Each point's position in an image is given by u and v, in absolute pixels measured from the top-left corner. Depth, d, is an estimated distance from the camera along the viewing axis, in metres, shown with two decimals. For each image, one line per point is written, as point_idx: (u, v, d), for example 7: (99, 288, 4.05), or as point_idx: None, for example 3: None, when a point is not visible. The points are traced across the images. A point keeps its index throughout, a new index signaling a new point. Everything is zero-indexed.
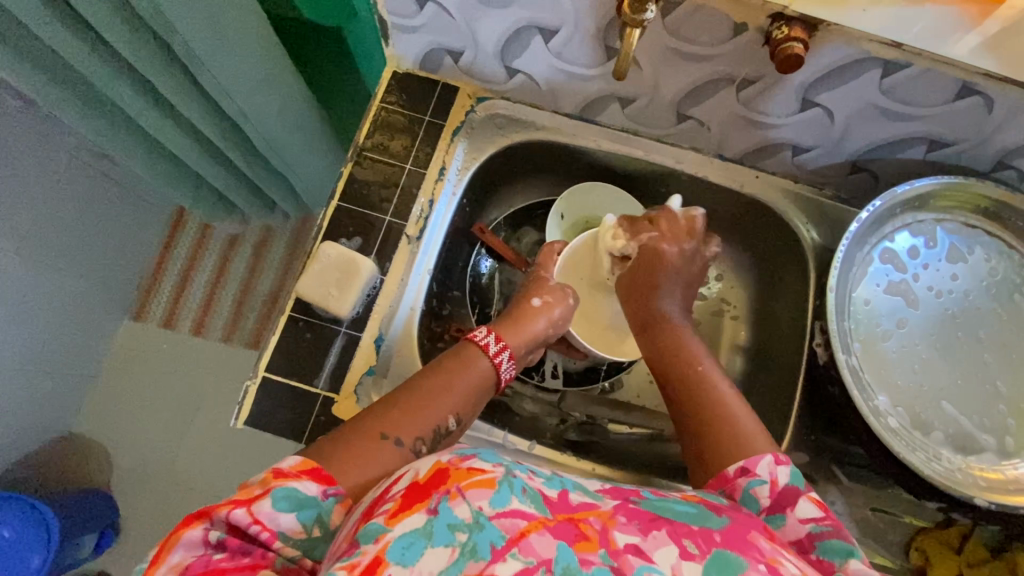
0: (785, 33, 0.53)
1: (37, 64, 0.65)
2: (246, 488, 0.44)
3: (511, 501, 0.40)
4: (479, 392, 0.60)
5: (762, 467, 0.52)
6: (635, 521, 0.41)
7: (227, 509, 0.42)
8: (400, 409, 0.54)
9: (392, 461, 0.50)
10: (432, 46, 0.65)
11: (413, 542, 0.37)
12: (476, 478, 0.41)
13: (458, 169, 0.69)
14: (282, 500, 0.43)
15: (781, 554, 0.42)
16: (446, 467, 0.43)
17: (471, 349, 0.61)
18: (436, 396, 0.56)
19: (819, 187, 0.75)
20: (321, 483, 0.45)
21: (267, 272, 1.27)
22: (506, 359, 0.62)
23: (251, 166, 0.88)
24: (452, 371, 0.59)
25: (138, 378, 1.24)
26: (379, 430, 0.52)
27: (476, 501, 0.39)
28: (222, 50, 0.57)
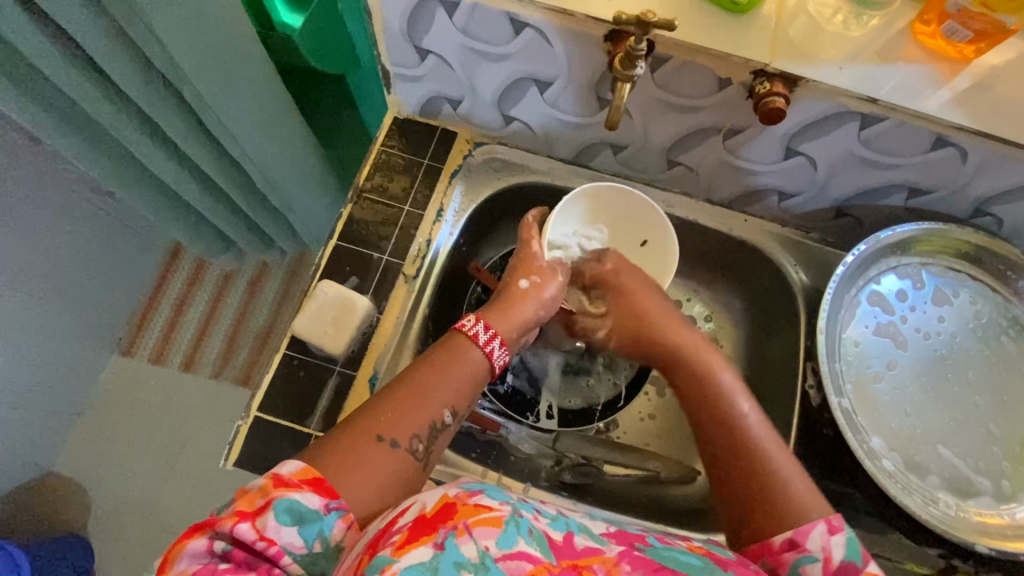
0: (767, 88, 0.58)
1: (128, 118, 0.78)
2: (248, 498, 0.44)
3: (517, 543, 0.40)
4: (474, 380, 0.59)
5: (814, 539, 0.48)
6: (641, 570, 0.41)
7: (231, 521, 0.43)
8: (392, 409, 0.54)
9: (387, 458, 0.51)
10: (433, 94, 0.75)
11: None
12: (484, 516, 0.41)
13: (455, 211, 0.78)
14: (284, 513, 0.43)
15: None
16: (453, 502, 0.42)
17: (466, 342, 0.60)
18: (426, 391, 0.56)
19: (805, 231, 0.79)
20: (322, 496, 0.46)
21: (261, 305, 1.53)
22: (497, 347, 0.61)
23: (253, 205, 1.05)
24: (445, 365, 0.58)
25: (134, 409, 1.47)
26: (374, 432, 0.52)
27: (482, 540, 0.39)
28: (224, 95, 0.72)
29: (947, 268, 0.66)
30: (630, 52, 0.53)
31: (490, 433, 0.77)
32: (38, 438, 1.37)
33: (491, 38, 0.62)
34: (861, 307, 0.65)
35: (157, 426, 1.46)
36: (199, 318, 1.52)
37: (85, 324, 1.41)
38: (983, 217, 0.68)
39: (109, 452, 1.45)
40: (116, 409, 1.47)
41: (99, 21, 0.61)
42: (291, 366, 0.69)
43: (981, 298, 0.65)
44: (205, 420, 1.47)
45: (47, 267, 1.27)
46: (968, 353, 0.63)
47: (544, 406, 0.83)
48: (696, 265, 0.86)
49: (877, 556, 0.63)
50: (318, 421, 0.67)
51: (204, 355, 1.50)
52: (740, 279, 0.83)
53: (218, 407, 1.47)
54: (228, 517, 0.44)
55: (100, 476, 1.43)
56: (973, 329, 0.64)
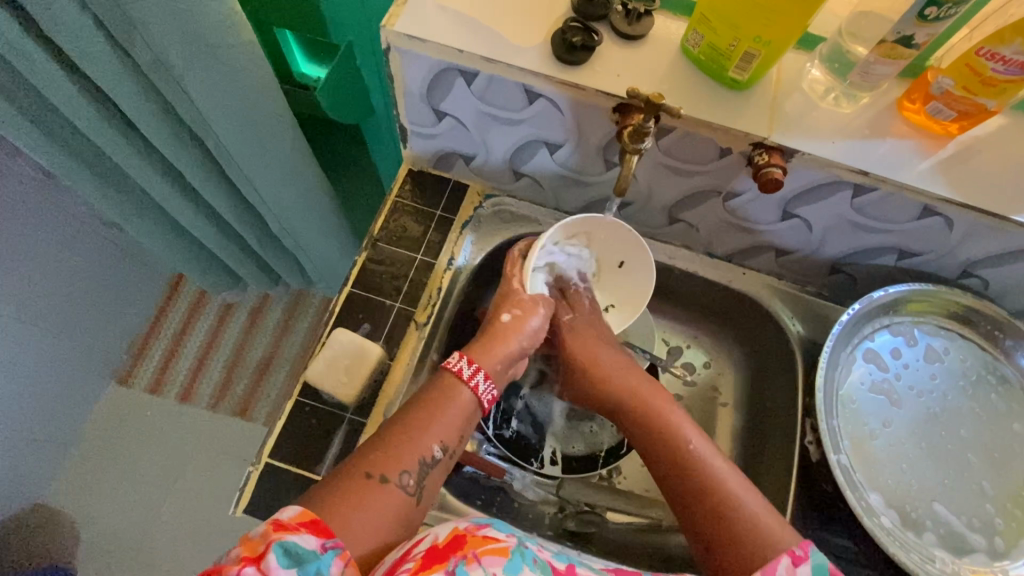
0: (766, 159, 0.61)
1: (153, 167, 0.81)
2: (250, 544, 0.48)
3: (523, 570, 0.48)
4: (464, 419, 0.63)
5: (779, 574, 0.53)
6: None
7: (237, 567, 0.46)
8: (385, 447, 0.58)
9: (382, 496, 0.55)
10: (448, 151, 0.79)
11: None
12: (492, 546, 0.49)
13: (465, 259, 0.81)
14: (283, 554, 0.47)
15: None
16: (463, 534, 0.50)
17: (452, 380, 0.64)
18: (417, 432, 0.59)
19: (801, 285, 0.82)
20: (319, 536, 0.49)
21: (261, 337, 1.55)
22: (482, 380, 0.64)
23: (264, 245, 1.07)
24: (436, 403, 0.62)
25: (129, 439, 1.47)
26: (364, 470, 0.56)
27: (490, 567, 0.47)
28: (247, 148, 0.76)
29: (937, 327, 0.69)
30: (639, 129, 0.56)
31: (494, 479, 0.79)
32: (31, 469, 1.37)
33: (506, 105, 0.67)
34: (857, 364, 0.67)
35: (153, 458, 1.45)
36: (199, 349, 1.54)
37: (84, 354, 1.41)
38: (970, 278, 0.71)
39: (101, 484, 1.43)
40: (111, 440, 1.46)
41: (134, 80, 0.65)
42: (303, 413, 0.70)
43: (969, 356, 0.68)
44: (202, 452, 1.46)
45: (53, 296, 1.29)
46: (959, 410, 0.66)
47: (548, 452, 0.84)
48: (696, 314, 0.88)
49: None
50: (328, 469, 0.68)
51: (203, 387, 1.50)
52: (741, 329, 0.85)
53: (215, 439, 1.47)
54: (235, 563, 0.47)
55: (91, 509, 1.41)
56: (963, 387, 0.67)
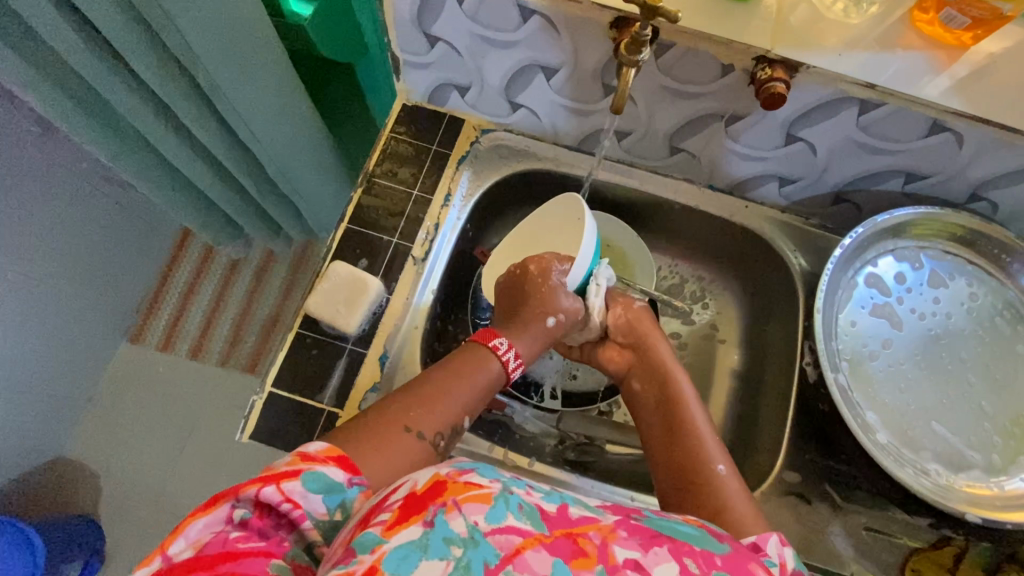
0: (768, 73, 0.59)
1: (145, 106, 0.79)
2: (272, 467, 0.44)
3: (507, 518, 0.39)
4: (491, 393, 0.62)
5: (772, 547, 0.47)
6: (636, 535, 0.40)
7: (254, 487, 0.43)
8: (419, 403, 0.56)
9: (413, 450, 0.53)
10: (442, 81, 0.77)
11: (409, 554, 0.37)
12: (473, 492, 0.40)
13: (462, 195, 0.80)
14: (311, 481, 0.44)
15: None
16: (443, 480, 0.42)
17: (485, 353, 0.63)
18: (449, 395, 0.58)
19: (805, 217, 0.81)
20: (347, 471, 0.47)
21: (267, 294, 1.56)
22: (511, 356, 0.63)
23: (262, 191, 1.05)
24: (466, 371, 0.60)
25: (143, 394, 1.51)
26: (402, 424, 0.54)
27: (471, 515, 0.39)
28: (236, 81, 0.74)
29: (943, 251, 0.68)
30: (636, 38, 0.54)
31: (495, 412, 0.80)
32: (49, 422, 1.41)
33: (499, 25, 0.64)
34: (860, 289, 0.66)
35: (167, 411, 1.49)
36: (207, 304, 1.55)
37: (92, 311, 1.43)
38: (979, 202, 0.69)
39: (118, 437, 1.48)
40: (126, 396, 1.50)
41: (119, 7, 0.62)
42: (303, 345, 0.70)
43: (973, 280, 0.67)
44: (214, 405, 1.50)
45: None
46: (962, 332, 0.65)
47: (548, 386, 0.85)
48: (697, 251, 0.88)
49: (871, 530, 0.68)
50: (331, 397, 0.68)
51: (212, 344, 1.53)
52: (742, 266, 0.85)
53: (226, 393, 1.51)
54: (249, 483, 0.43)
55: (110, 460, 1.47)
56: (966, 309, 0.66)
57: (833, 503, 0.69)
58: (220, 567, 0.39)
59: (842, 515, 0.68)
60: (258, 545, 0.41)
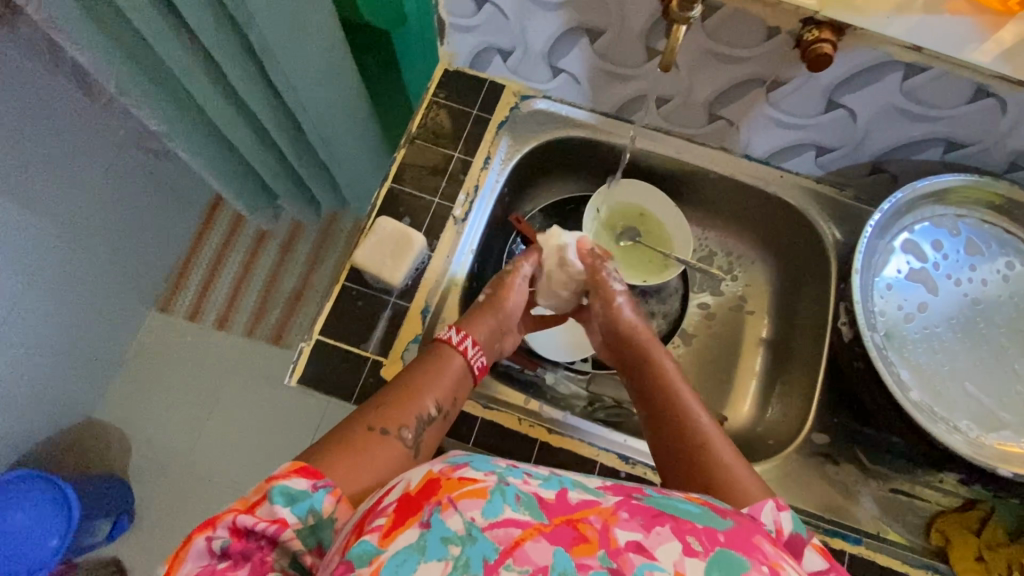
0: (815, 35, 0.60)
1: (199, 67, 0.82)
2: (243, 498, 0.45)
3: (504, 511, 0.39)
4: (461, 380, 0.63)
5: (765, 515, 0.47)
6: (638, 517, 0.40)
7: (227, 518, 0.43)
8: (386, 403, 0.57)
9: (382, 446, 0.53)
10: (485, 45, 0.79)
11: (406, 558, 0.37)
12: (469, 489, 0.41)
13: (501, 159, 0.82)
14: (277, 496, 0.44)
15: (784, 557, 0.41)
16: (437, 478, 0.42)
17: (446, 350, 0.64)
18: (413, 388, 0.59)
19: (839, 188, 0.81)
20: (309, 477, 0.47)
21: (294, 265, 1.60)
22: (470, 345, 0.65)
23: (301, 158, 1.08)
24: (431, 364, 0.62)
25: (175, 359, 1.56)
26: (366, 425, 0.54)
27: (467, 511, 0.39)
28: (288, 42, 0.76)
29: (981, 220, 0.68)
30: None
31: (527, 372, 0.83)
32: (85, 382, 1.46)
33: None
34: (896, 254, 0.67)
35: (197, 376, 1.54)
36: (237, 274, 1.59)
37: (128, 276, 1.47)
38: (1017, 172, 0.70)
39: (151, 400, 1.53)
40: (158, 360, 1.55)
41: None
42: (349, 297, 0.73)
43: (1011, 248, 0.68)
44: (243, 372, 1.55)
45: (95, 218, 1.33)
46: (997, 298, 0.65)
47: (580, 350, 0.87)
48: (728, 223, 0.90)
49: (897, 492, 0.70)
50: (376, 346, 0.71)
51: (241, 312, 1.57)
52: (774, 238, 0.87)
53: (255, 360, 1.55)
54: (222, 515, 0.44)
55: (143, 420, 1.52)
56: (1002, 276, 0.66)
57: (858, 464, 0.71)
58: None
59: (868, 475, 0.71)
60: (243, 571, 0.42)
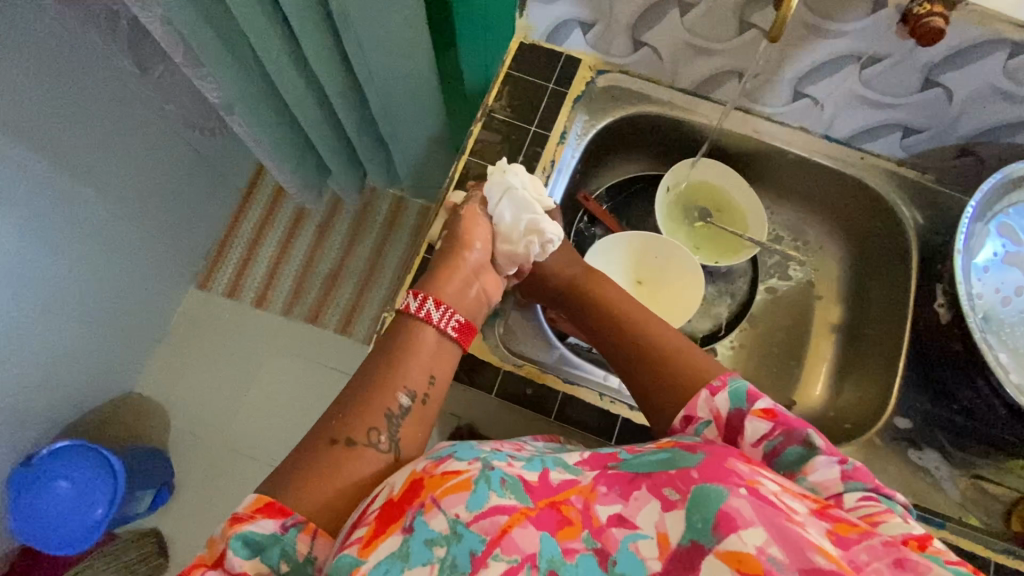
0: (926, 9, 0.59)
1: (275, 37, 0.81)
2: (213, 544, 0.45)
3: (490, 498, 0.40)
4: (440, 354, 0.58)
5: (700, 407, 0.51)
6: (615, 487, 0.42)
7: (199, 572, 0.44)
8: (349, 406, 0.52)
9: (352, 459, 0.49)
10: (566, 18, 0.77)
11: (391, 565, 0.39)
12: (451, 483, 0.42)
13: (577, 135, 0.81)
14: (241, 547, 0.44)
15: (760, 474, 0.40)
16: (421, 476, 0.44)
17: (411, 323, 0.58)
18: (379, 381, 0.54)
19: (922, 170, 0.80)
20: (277, 517, 0.45)
21: (332, 244, 1.61)
22: (433, 307, 0.59)
23: (359, 133, 1.08)
24: (398, 348, 0.56)
25: (216, 335, 1.57)
26: (330, 438, 0.50)
27: (450, 508, 0.40)
28: (370, 12, 0.75)
29: None
30: None
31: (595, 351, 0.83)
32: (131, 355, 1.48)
33: None
34: (992, 238, 0.67)
35: (239, 352, 1.56)
36: (278, 253, 1.60)
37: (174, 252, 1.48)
38: None
39: (193, 375, 1.55)
40: (200, 336, 1.57)
41: None
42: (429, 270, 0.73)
43: None
44: (283, 349, 1.56)
45: (146, 193, 1.33)
46: None
47: None
48: (799, 206, 0.88)
49: (981, 478, 0.69)
50: None
51: (281, 289, 1.58)
52: (849, 221, 0.85)
53: (296, 338, 1.56)
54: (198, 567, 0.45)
55: (186, 395, 1.54)
56: None
57: (941, 450, 0.70)
58: None
59: (951, 462, 0.70)
60: None
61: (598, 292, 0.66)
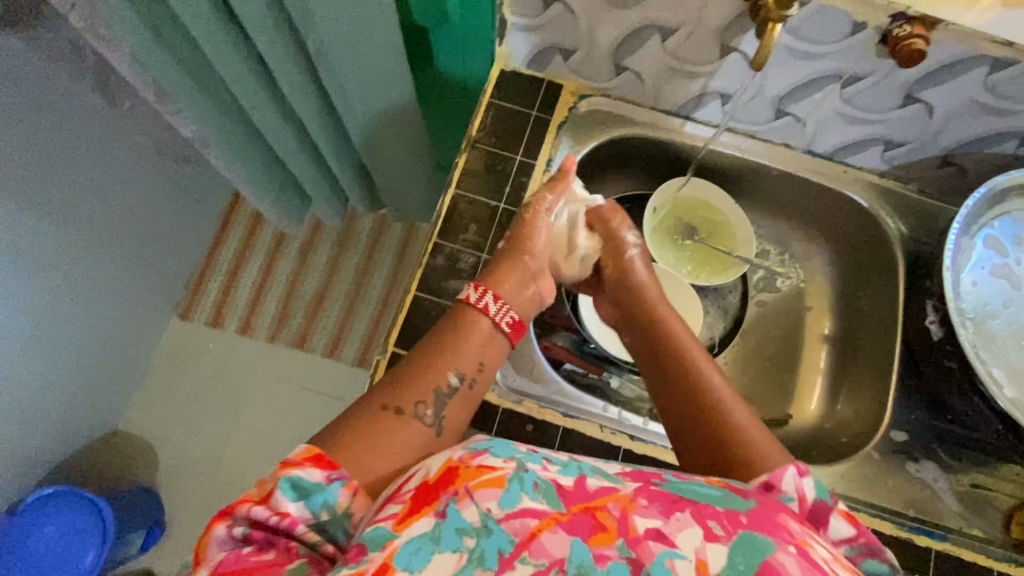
0: (906, 31, 0.59)
1: (250, 74, 0.80)
2: (259, 484, 0.43)
3: (521, 500, 0.38)
4: (489, 348, 0.58)
5: (787, 481, 0.47)
6: (658, 503, 0.39)
7: (242, 508, 0.42)
8: (394, 380, 0.53)
9: (399, 428, 0.49)
10: (547, 46, 0.77)
11: (420, 547, 0.37)
12: (485, 478, 0.40)
13: (563, 161, 0.80)
14: (287, 489, 0.42)
15: (812, 537, 0.40)
16: (456, 465, 0.42)
17: (468, 311, 0.59)
18: (434, 359, 0.55)
19: (904, 182, 0.81)
20: (324, 468, 0.44)
21: (316, 268, 1.58)
22: (493, 301, 0.60)
23: (340, 162, 1.06)
24: (453, 333, 0.57)
25: (201, 368, 1.53)
26: (384, 406, 0.50)
27: (483, 501, 0.38)
28: (347, 48, 0.74)
29: None
30: None
31: (591, 376, 0.82)
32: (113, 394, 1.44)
33: None
34: (979, 251, 0.67)
35: (225, 385, 1.52)
36: (261, 280, 1.57)
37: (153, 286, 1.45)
38: None
39: (178, 411, 1.51)
40: (184, 369, 1.53)
41: None
42: (420, 308, 0.72)
43: None
44: (270, 378, 1.52)
45: (122, 229, 1.29)
46: None
47: None
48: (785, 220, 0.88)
49: (978, 486, 0.70)
50: None
51: (265, 317, 1.55)
52: (834, 234, 0.86)
53: (284, 366, 1.53)
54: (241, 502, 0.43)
55: (172, 431, 1.50)
56: None
57: (937, 460, 0.71)
58: None
59: (948, 471, 0.71)
60: (266, 559, 0.41)
61: (636, 295, 0.68)
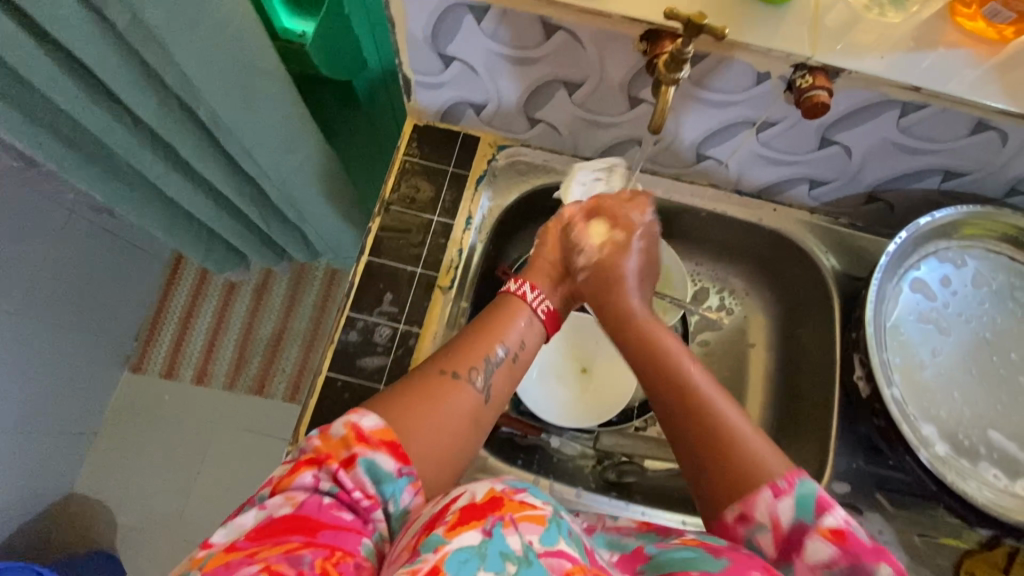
0: (808, 81, 0.56)
1: (146, 144, 0.75)
2: (335, 444, 0.43)
3: (559, 541, 0.38)
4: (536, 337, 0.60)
5: (760, 507, 0.46)
6: None
7: (325, 466, 0.42)
8: (453, 348, 0.54)
9: (453, 389, 0.51)
10: (456, 100, 0.73)
11: (470, 559, 0.35)
12: (529, 512, 0.39)
13: (483, 218, 0.77)
14: (367, 468, 0.43)
15: None
16: (499, 497, 0.39)
17: (515, 302, 0.61)
18: (479, 342, 0.55)
19: (835, 217, 0.79)
20: (397, 459, 0.44)
21: (268, 313, 1.52)
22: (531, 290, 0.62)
23: (266, 218, 1.02)
24: (496, 320, 0.58)
25: (149, 427, 1.46)
26: (436, 369, 0.52)
27: (527, 534, 0.37)
28: (242, 116, 0.70)
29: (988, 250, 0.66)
30: (676, 55, 0.50)
31: (529, 437, 0.78)
32: (55, 464, 1.37)
33: (521, 41, 0.61)
34: (906, 296, 0.65)
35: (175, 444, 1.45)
36: (207, 332, 1.50)
37: (93, 347, 1.38)
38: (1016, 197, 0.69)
39: (126, 474, 1.44)
40: (131, 430, 1.46)
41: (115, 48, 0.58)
42: (335, 389, 0.68)
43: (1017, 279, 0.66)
44: (221, 434, 1.45)
45: (49, 293, 1.23)
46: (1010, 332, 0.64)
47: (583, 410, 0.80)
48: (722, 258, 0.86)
49: (924, 536, 0.68)
50: None
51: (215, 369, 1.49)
52: (771, 271, 0.83)
53: (236, 420, 1.47)
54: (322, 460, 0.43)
55: (121, 497, 1.43)
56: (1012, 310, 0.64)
57: (882, 510, 0.69)
58: (318, 536, 0.38)
59: (893, 522, 0.68)
60: (345, 518, 0.41)
61: (614, 300, 0.63)
